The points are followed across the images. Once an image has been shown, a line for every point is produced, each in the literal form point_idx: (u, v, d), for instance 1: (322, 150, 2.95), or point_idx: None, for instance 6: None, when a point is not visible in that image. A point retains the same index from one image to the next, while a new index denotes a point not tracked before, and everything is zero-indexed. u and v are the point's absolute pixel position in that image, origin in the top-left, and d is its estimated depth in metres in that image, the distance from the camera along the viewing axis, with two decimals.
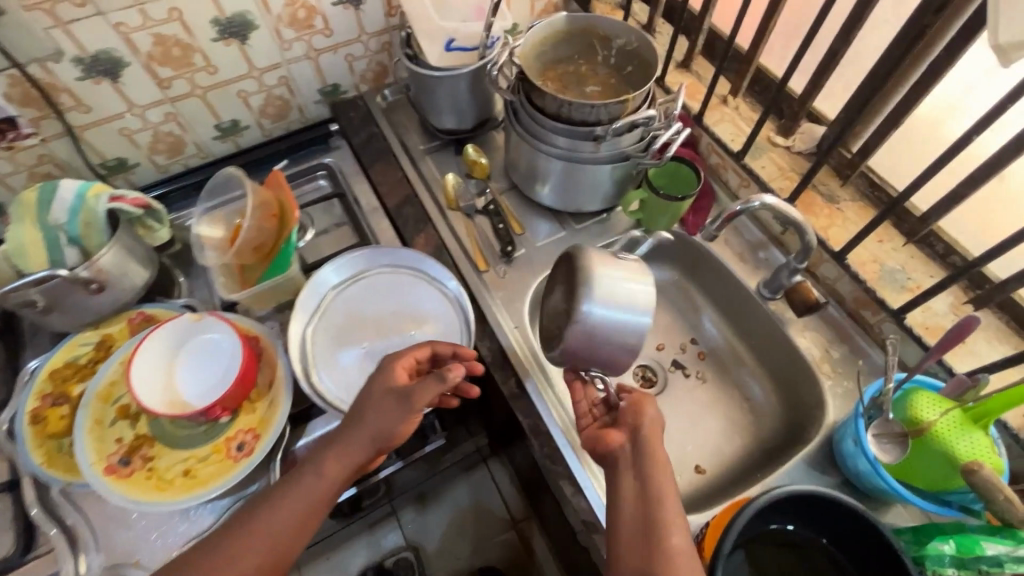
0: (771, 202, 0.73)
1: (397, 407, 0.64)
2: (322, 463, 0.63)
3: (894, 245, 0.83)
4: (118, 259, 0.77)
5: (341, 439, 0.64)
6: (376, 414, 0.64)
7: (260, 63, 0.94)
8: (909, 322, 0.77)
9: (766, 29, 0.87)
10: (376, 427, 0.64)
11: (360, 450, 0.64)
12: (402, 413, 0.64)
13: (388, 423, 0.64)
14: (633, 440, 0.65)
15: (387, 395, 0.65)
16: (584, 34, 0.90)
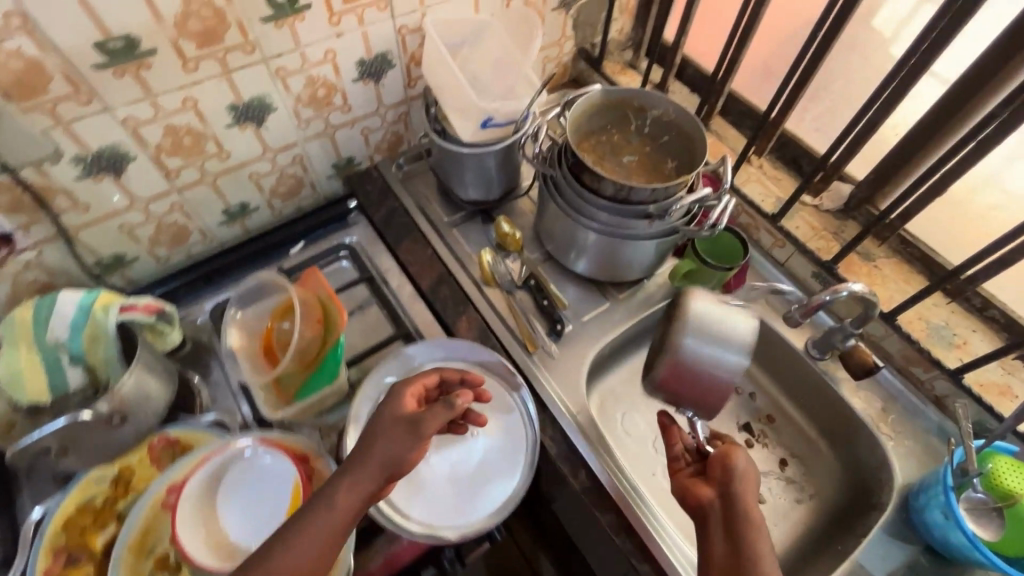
0: (858, 290, 0.70)
1: (409, 435, 0.60)
2: (332, 495, 0.56)
3: (936, 302, 0.85)
4: (138, 381, 0.69)
5: (352, 470, 0.58)
6: (387, 442, 0.59)
7: (274, 144, 0.87)
8: (966, 381, 0.79)
9: (794, 96, 0.89)
10: (386, 455, 0.59)
11: (372, 477, 0.58)
12: (413, 439, 0.60)
13: (399, 450, 0.59)
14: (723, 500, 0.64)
15: (395, 421, 0.61)
16: (618, 106, 0.89)
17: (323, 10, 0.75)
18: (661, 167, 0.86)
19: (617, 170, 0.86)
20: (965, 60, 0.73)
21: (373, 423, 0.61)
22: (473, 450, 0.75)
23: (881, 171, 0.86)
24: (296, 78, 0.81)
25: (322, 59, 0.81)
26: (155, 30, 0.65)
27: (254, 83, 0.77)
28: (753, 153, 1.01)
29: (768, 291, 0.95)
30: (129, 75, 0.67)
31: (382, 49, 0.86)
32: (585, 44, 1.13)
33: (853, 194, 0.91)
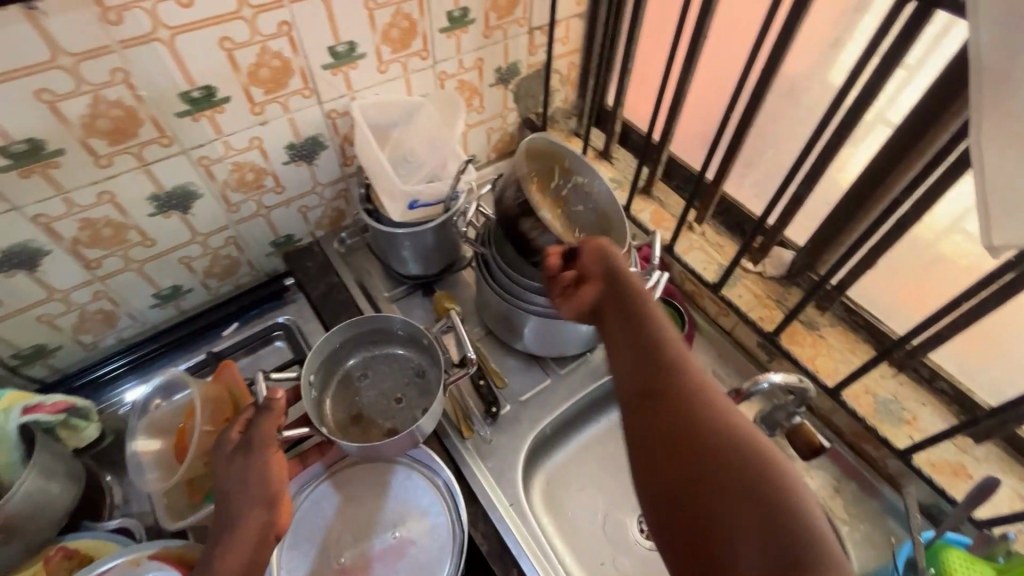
0: (779, 381, 0.67)
1: (248, 461, 0.57)
2: (218, 548, 0.54)
3: (881, 373, 0.82)
4: (34, 491, 0.65)
5: (226, 520, 0.55)
6: (242, 479, 0.56)
7: (204, 229, 0.86)
8: (917, 462, 0.74)
9: (728, 167, 0.89)
10: (259, 486, 0.56)
11: (256, 512, 0.56)
12: (271, 457, 0.58)
13: (252, 480, 0.56)
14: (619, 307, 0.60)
15: (229, 458, 0.58)
16: (548, 158, 0.85)
17: (243, 101, 0.75)
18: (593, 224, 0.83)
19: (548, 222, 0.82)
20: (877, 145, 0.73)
21: (221, 471, 0.57)
22: (393, 550, 0.70)
23: (817, 241, 0.84)
24: (221, 165, 0.80)
25: (247, 145, 0.80)
26: (61, 132, 0.65)
27: (175, 173, 0.77)
28: (695, 220, 1.00)
29: (716, 360, 0.92)
30: (36, 175, 0.66)
31: (312, 132, 0.86)
32: (529, 114, 1.14)
33: (793, 261, 0.89)
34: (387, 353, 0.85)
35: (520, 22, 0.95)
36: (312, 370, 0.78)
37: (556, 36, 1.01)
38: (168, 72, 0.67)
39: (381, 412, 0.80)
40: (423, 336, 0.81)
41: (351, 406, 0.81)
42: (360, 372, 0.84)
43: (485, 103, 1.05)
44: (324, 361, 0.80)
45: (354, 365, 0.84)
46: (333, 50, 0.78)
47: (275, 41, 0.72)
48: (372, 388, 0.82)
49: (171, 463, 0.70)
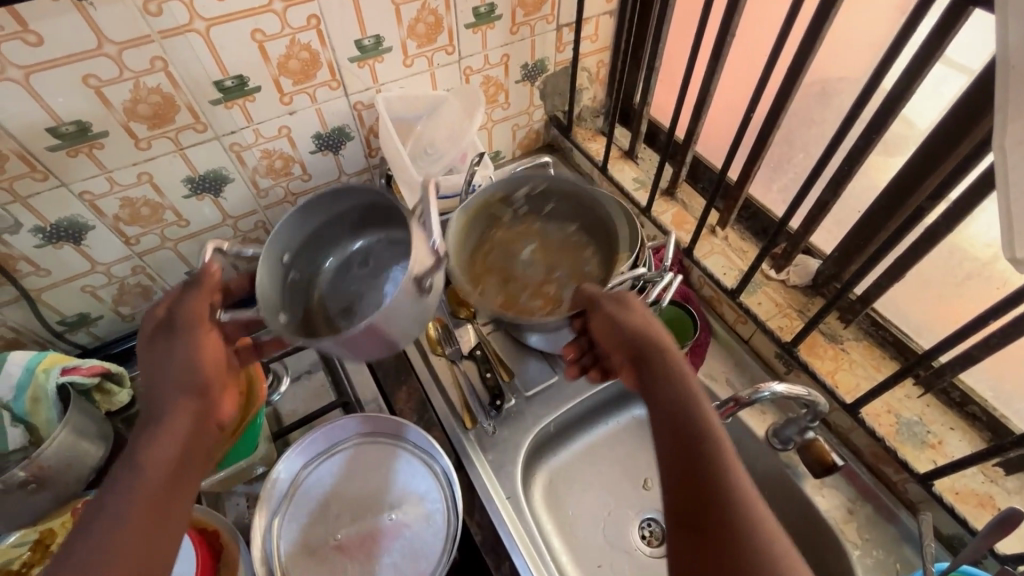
0: (782, 390, 0.65)
1: (169, 340, 0.56)
2: (149, 424, 0.52)
3: (906, 392, 0.78)
4: (64, 448, 0.70)
5: (154, 400, 0.54)
6: (173, 356, 0.55)
7: (234, 212, 0.91)
8: (938, 488, 0.70)
9: (752, 170, 0.86)
10: (190, 359, 0.56)
11: (184, 390, 0.54)
12: (197, 332, 0.57)
13: (179, 357, 0.55)
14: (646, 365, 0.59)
15: (153, 340, 0.57)
16: (483, 207, 0.78)
17: (273, 91, 0.79)
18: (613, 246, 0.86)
19: (522, 268, 0.76)
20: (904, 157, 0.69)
21: (150, 355, 0.56)
22: (387, 533, 0.72)
23: (843, 250, 0.80)
24: (251, 152, 0.84)
25: (276, 134, 0.84)
26: (105, 115, 0.70)
27: (209, 158, 0.81)
28: (718, 223, 0.97)
29: (730, 369, 0.89)
30: (82, 155, 0.72)
31: (338, 123, 0.89)
32: (555, 111, 1.14)
33: (819, 270, 0.85)
34: (389, 240, 0.72)
35: (548, 19, 0.95)
36: (291, 252, 0.68)
37: (584, 34, 1.00)
38: (202, 62, 0.71)
39: (371, 309, 0.67)
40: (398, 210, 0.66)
41: (345, 296, 0.70)
42: (358, 260, 0.72)
43: (511, 99, 1.06)
44: (307, 242, 0.69)
45: (353, 254, 0.73)
46: (361, 43, 0.81)
47: (304, 34, 0.75)
48: (365, 280, 0.70)
49: None
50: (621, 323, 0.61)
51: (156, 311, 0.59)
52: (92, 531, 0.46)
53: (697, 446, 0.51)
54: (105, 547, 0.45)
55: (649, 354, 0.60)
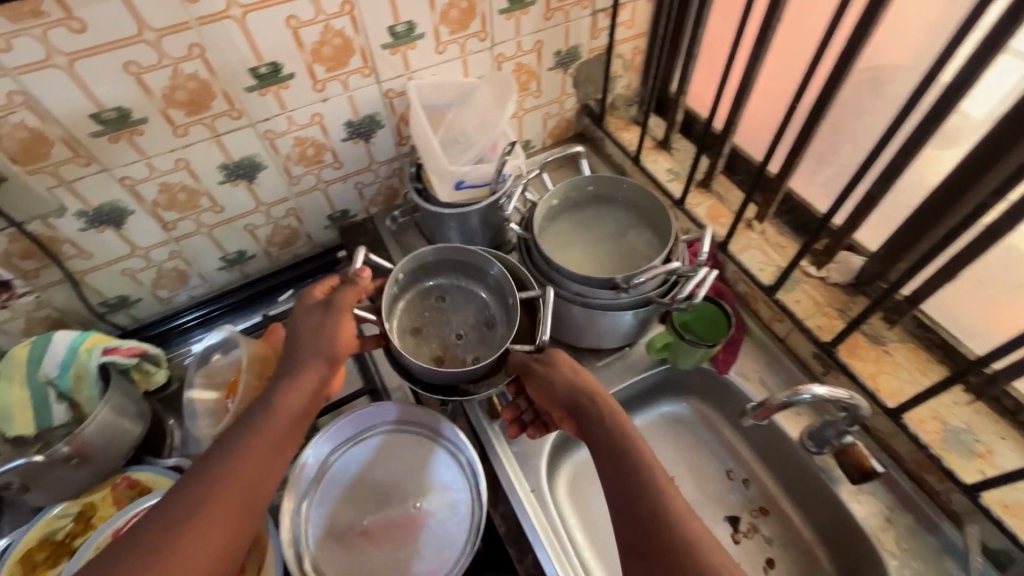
0: (824, 394, 0.62)
1: (323, 311, 0.66)
2: (283, 381, 0.61)
3: (954, 398, 0.74)
4: (105, 426, 0.73)
5: (289, 362, 0.63)
6: (318, 328, 0.65)
7: (267, 199, 0.92)
8: (986, 501, 0.66)
9: (794, 162, 0.82)
10: (326, 337, 0.64)
11: (316, 360, 0.63)
12: (338, 315, 0.66)
13: (323, 330, 0.64)
14: (578, 412, 0.64)
15: (310, 309, 0.67)
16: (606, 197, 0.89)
17: (306, 79, 0.79)
18: (642, 246, 0.85)
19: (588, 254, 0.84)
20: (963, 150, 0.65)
21: (296, 322, 0.66)
22: (411, 522, 0.72)
23: (890, 247, 0.76)
24: (284, 139, 0.85)
25: (309, 121, 0.84)
26: (145, 102, 0.71)
27: (243, 146, 0.82)
28: (755, 218, 0.94)
29: (764, 368, 0.86)
30: (123, 141, 0.73)
31: (370, 111, 0.89)
32: (588, 100, 1.11)
33: (863, 267, 0.81)
34: (488, 304, 0.84)
35: (583, 4, 0.93)
36: (403, 270, 0.82)
37: (620, 19, 0.98)
38: (238, 49, 0.71)
39: (436, 339, 0.82)
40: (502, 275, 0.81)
41: (418, 318, 0.84)
42: (439, 293, 0.86)
43: (543, 87, 1.04)
44: (413, 267, 0.83)
45: (434, 285, 0.86)
46: (394, 29, 0.80)
47: (338, 20, 0.75)
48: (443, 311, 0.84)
49: (221, 413, 0.76)
50: (552, 380, 0.67)
51: (318, 287, 0.70)
52: (215, 466, 0.54)
53: (631, 476, 0.57)
54: (224, 483, 0.52)
55: (578, 402, 0.64)
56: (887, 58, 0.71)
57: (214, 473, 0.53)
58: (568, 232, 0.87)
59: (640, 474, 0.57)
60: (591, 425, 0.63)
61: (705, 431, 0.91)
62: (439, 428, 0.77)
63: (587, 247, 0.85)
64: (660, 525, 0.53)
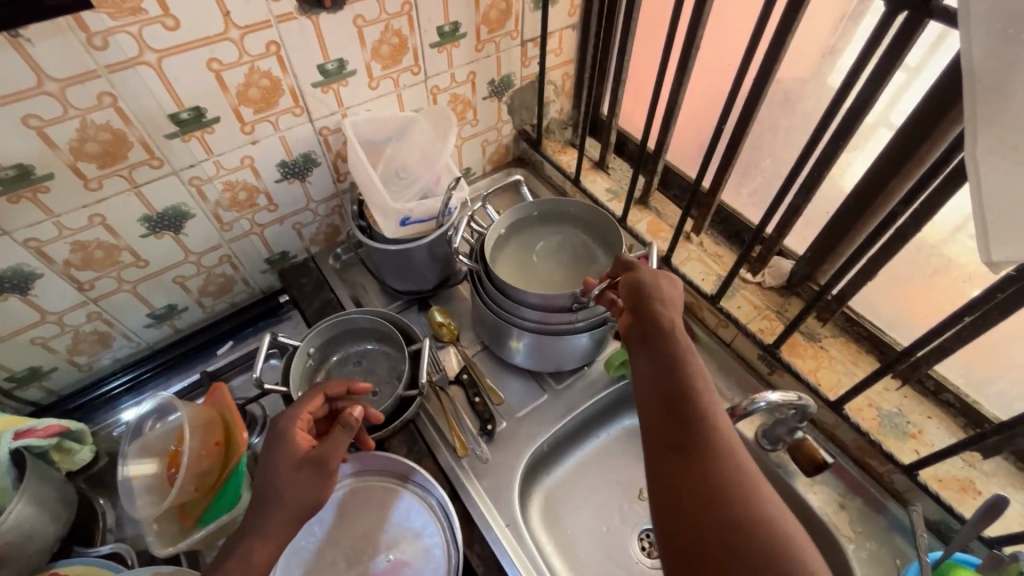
0: (776, 399, 0.68)
1: (314, 473, 0.59)
2: (240, 552, 0.55)
3: (886, 386, 0.80)
4: (21, 521, 0.65)
5: (257, 519, 0.56)
6: (296, 492, 0.58)
7: (197, 248, 0.86)
8: (923, 478, 0.72)
9: (722, 177, 0.87)
10: (302, 504, 0.58)
11: (288, 523, 0.57)
12: (321, 481, 0.59)
13: (306, 493, 0.58)
14: (639, 325, 0.59)
15: (296, 467, 0.59)
16: (554, 215, 0.91)
17: (233, 122, 0.75)
18: (594, 257, 0.86)
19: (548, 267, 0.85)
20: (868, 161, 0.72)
21: (269, 475, 0.59)
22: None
23: (815, 251, 0.82)
24: (212, 185, 0.80)
25: (239, 164, 0.80)
26: (50, 157, 0.65)
27: (165, 195, 0.77)
28: (691, 230, 0.99)
29: (716, 373, 0.90)
30: (25, 200, 0.66)
31: (304, 149, 0.86)
32: (524, 125, 1.13)
33: (793, 270, 0.88)
34: (385, 352, 0.85)
35: (512, 35, 0.95)
36: (313, 343, 0.82)
37: (549, 47, 1.00)
38: (156, 96, 0.67)
39: None
40: (394, 331, 0.83)
41: None
42: (354, 358, 0.85)
43: (479, 116, 1.05)
44: (326, 339, 0.84)
45: (350, 352, 0.86)
46: (324, 67, 0.78)
47: (264, 61, 0.72)
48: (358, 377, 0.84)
49: (163, 487, 0.69)
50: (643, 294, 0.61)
51: (301, 434, 0.63)
52: None
53: (690, 410, 0.51)
54: None
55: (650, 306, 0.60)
56: (798, 77, 0.77)
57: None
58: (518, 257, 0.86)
59: (697, 402, 0.51)
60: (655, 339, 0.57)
61: None
62: (403, 470, 0.75)
63: (541, 268, 0.85)
64: (712, 461, 0.47)
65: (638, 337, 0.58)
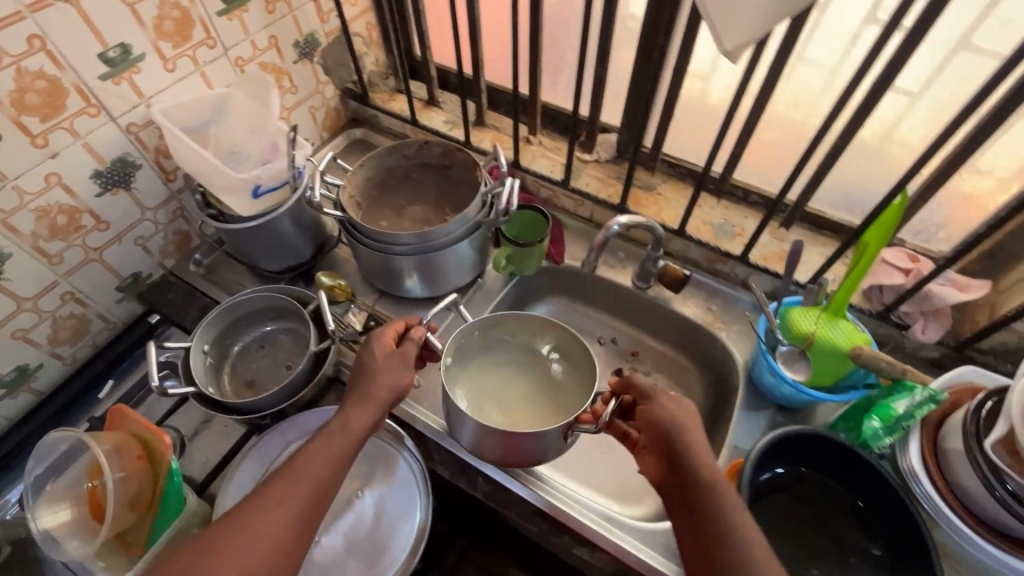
0: (624, 222, 0.83)
1: (398, 366, 0.69)
2: (340, 421, 0.64)
3: (711, 205, 0.97)
4: None
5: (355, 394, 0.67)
6: (385, 377, 0.67)
7: (29, 293, 0.77)
8: (753, 259, 0.91)
9: (536, 75, 0.97)
10: (393, 387, 0.68)
11: (375, 408, 0.66)
12: (403, 371, 0.68)
13: (391, 382, 0.67)
14: (686, 503, 0.57)
15: (383, 360, 0.69)
16: (504, 324, 0.81)
17: (19, 136, 0.68)
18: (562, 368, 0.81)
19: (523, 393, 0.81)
20: (635, 25, 0.85)
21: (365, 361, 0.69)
22: (361, 510, 0.73)
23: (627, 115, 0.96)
24: (21, 215, 0.72)
25: (45, 185, 0.73)
26: None
27: None
28: (529, 133, 1.08)
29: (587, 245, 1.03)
30: None
31: (117, 154, 0.79)
32: (345, 83, 1.15)
33: (618, 140, 1.01)
34: (285, 328, 0.85)
35: None
36: (207, 340, 0.79)
37: None
38: None
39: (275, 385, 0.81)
40: (286, 304, 0.83)
41: (246, 372, 0.82)
42: (257, 344, 0.84)
43: (296, 82, 1.04)
44: (220, 334, 0.81)
45: (250, 340, 0.85)
46: (106, 56, 0.73)
47: (31, 59, 0.66)
48: (267, 359, 0.83)
49: (91, 525, 0.65)
50: (683, 460, 0.58)
51: (388, 338, 0.71)
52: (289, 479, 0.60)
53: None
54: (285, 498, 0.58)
55: (687, 477, 0.57)
56: None
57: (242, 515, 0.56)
58: (490, 380, 0.82)
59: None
60: (702, 514, 0.55)
61: (572, 316, 1.06)
62: None
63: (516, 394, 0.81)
64: None
65: (688, 513, 0.56)
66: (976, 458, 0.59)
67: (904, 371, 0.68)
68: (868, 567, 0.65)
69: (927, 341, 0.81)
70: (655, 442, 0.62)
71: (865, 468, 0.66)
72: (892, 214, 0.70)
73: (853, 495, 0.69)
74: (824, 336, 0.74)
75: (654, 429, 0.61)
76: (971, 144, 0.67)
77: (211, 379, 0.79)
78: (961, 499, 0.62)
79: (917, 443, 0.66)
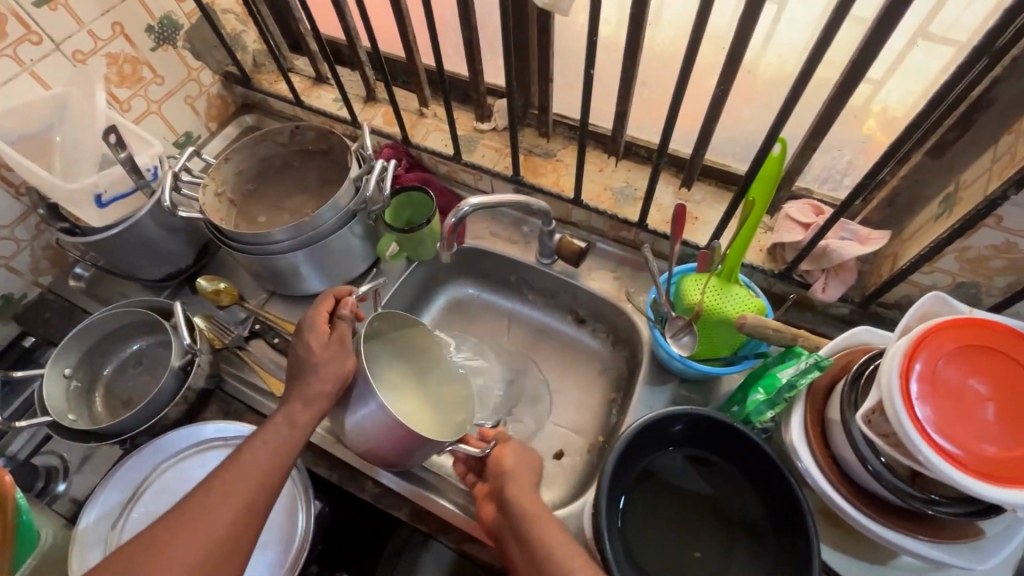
0: (479, 201, 0.75)
1: (337, 349, 0.65)
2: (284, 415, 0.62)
3: (613, 168, 0.91)
4: None
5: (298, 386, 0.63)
6: (329, 364, 0.64)
7: None
8: (653, 225, 0.85)
9: (410, 42, 0.88)
10: (335, 377, 0.64)
11: (321, 401, 0.63)
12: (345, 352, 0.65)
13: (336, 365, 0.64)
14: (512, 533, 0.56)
15: (318, 342, 0.65)
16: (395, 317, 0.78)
17: None
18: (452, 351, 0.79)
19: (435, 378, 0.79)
20: None
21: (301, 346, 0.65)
22: None
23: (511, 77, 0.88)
24: None
25: None
26: None
27: None
28: (422, 105, 1.00)
29: (489, 222, 0.97)
30: None
31: None
32: (225, 67, 1.05)
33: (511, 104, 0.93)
34: (160, 341, 0.82)
35: None
36: (70, 362, 0.76)
37: None
38: None
39: None
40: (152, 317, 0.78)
41: (121, 392, 0.79)
42: (133, 360, 0.81)
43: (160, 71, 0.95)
44: (87, 355, 0.78)
45: (125, 358, 0.81)
46: None
47: None
48: (143, 375, 0.79)
49: None
50: (509, 499, 0.58)
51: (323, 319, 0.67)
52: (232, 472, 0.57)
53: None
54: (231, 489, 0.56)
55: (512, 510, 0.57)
56: None
57: (169, 539, 0.52)
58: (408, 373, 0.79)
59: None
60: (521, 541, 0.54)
61: (483, 298, 1.01)
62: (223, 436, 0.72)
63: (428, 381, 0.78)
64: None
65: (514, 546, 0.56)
66: (852, 430, 0.56)
67: (795, 337, 0.65)
68: (755, 549, 0.62)
69: (830, 300, 0.76)
70: (497, 490, 0.61)
71: (746, 446, 0.62)
72: (773, 167, 0.62)
73: (750, 481, 0.64)
74: (713, 306, 0.70)
75: (498, 474, 0.61)
76: (843, 85, 0.60)
77: (78, 402, 0.76)
78: (843, 473, 0.58)
79: (800, 417, 0.62)
